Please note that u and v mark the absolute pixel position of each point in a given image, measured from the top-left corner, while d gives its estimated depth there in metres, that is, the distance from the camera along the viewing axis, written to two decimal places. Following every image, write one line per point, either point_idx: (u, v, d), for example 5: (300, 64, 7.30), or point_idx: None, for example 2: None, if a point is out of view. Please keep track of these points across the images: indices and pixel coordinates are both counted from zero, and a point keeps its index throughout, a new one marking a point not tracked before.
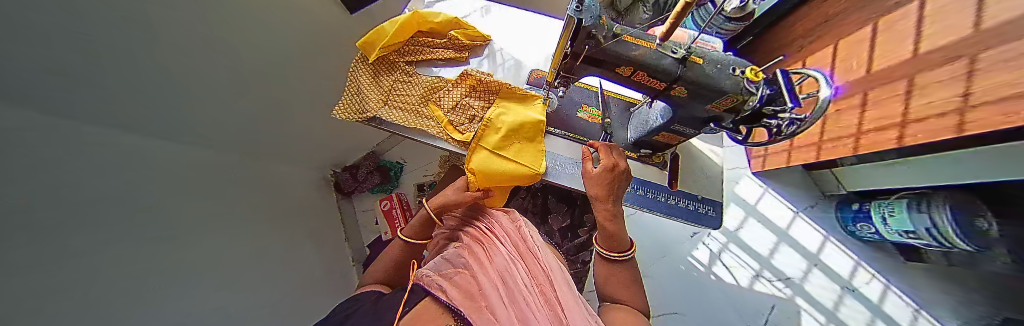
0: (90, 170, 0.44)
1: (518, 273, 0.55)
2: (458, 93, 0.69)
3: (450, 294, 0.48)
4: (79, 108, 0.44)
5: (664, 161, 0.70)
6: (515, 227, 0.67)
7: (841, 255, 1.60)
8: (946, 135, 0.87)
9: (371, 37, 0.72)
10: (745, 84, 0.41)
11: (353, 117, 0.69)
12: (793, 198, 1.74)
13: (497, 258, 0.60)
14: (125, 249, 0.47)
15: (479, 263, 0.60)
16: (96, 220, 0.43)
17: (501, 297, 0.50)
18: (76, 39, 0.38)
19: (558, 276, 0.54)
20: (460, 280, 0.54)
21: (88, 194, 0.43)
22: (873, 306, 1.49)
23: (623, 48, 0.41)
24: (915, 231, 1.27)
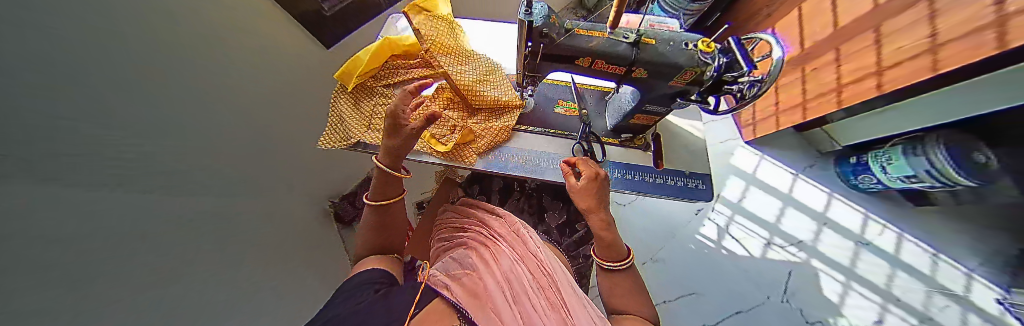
0: (134, 214, 0.48)
1: (523, 272, 0.54)
2: (435, 107, 0.69)
3: (455, 292, 0.48)
4: (76, 107, 0.37)
5: (646, 143, 0.71)
6: (512, 231, 0.67)
7: (849, 211, 1.59)
8: (923, 76, 0.89)
9: (348, 67, 0.74)
10: (699, 56, 0.43)
11: (337, 145, 0.70)
12: (790, 161, 1.74)
13: (501, 259, 0.59)
14: (156, 287, 0.50)
15: (484, 265, 0.59)
16: (128, 260, 0.46)
17: (505, 296, 0.50)
18: (49, 36, 0.32)
19: (559, 273, 0.54)
20: (466, 281, 0.54)
21: (124, 237, 0.46)
22: (889, 257, 1.47)
23: (575, 42, 0.43)
24: (916, 174, 1.27)
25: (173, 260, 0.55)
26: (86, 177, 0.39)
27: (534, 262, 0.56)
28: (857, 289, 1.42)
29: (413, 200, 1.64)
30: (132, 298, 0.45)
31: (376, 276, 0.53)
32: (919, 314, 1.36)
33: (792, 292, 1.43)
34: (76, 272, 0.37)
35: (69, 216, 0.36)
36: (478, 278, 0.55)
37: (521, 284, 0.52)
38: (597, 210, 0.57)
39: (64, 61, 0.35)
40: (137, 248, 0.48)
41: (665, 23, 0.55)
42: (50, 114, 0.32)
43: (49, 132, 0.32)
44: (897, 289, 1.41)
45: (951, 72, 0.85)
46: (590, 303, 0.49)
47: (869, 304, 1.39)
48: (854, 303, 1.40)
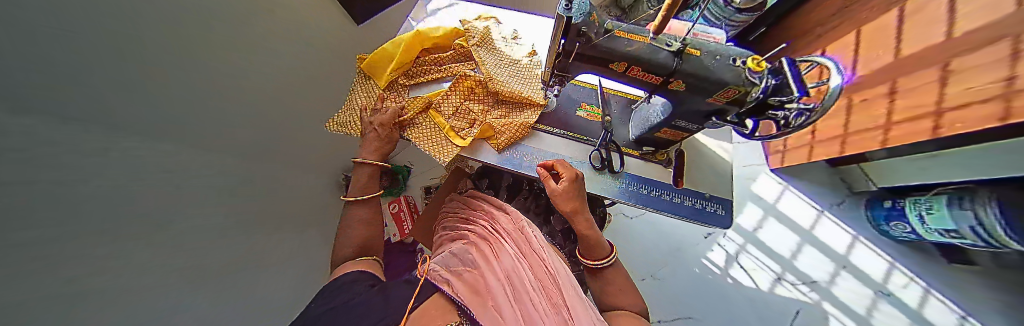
0: (138, 166, 0.49)
1: (525, 272, 0.53)
2: (457, 98, 0.68)
3: (456, 289, 0.48)
4: (78, 110, 0.38)
5: (668, 159, 0.68)
6: (517, 227, 0.66)
7: (873, 257, 1.49)
8: (990, 123, 0.79)
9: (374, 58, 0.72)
10: (747, 74, 0.40)
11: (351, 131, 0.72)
12: (816, 196, 1.63)
13: (503, 256, 0.59)
14: (132, 239, 0.50)
15: (485, 261, 0.59)
16: (119, 209, 0.47)
17: (507, 296, 0.48)
18: (56, 36, 0.33)
19: (562, 273, 0.53)
20: (467, 278, 0.53)
21: (120, 186, 0.47)
22: (911, 312, 1.37)
23: (615, 44, 0.41)
24: (958, 229, 1.16)
25: (159, 216, 0.56)
26: (83, 128, 0.39)
27: (538, 262, 0.56)
28: None
29: (421, 183, 1.67)
30: (108, 248, 0.45)
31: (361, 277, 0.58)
32: None
33: None
34: (63, 216, 0.37)
35: (70, 161, 0.37)
36: (479, 275, 0.54)
37: (524, 283, 0.50)
38: (581, 211, 0.60)
39: (74, 12, 0.35)
40: (128, 199, 0.49)
41: (711, 35, 0.52)
42: (48, 114, 0.33)
43: (49, 135, 0.33)
44: None
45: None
46: (592, 303, 0.48)
47: None
48: None
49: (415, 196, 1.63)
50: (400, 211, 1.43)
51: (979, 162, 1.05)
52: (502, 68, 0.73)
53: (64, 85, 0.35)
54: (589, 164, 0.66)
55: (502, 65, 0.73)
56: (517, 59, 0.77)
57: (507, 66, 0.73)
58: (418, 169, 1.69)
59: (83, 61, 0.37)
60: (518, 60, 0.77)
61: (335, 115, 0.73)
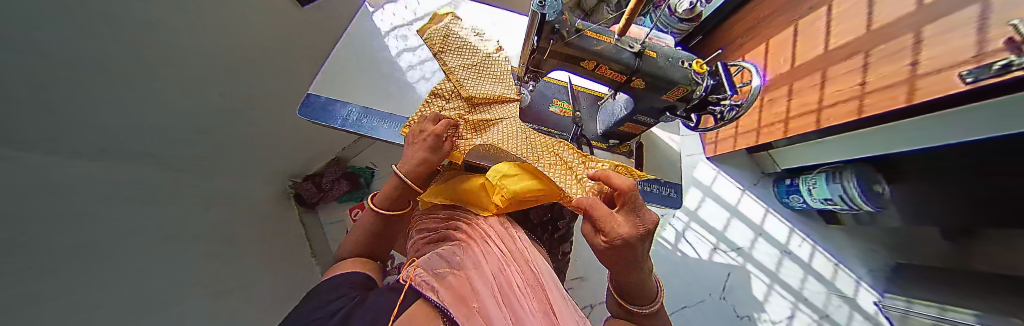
0: (27, 153, 0.40)
1: (515, 275, 0.49)
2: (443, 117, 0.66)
3: (440, 294, 0.42)
4: None
5: (630, 150, 0.75)
6: (506, 230, 0.61)
7: (780, 224, 1.87)
8: (851, 118, 1.06)
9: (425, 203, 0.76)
10: (694, 75, 0.46)
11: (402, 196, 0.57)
12: (739, 178, 1.98)
13: (489, 260, 0.54)
14: (62, 237, 0.43)
15: (473, 264, 0.54)
16: (32, 207, 0.39)
17: (494, 296, 0.44)
18: None
19: (547, 276, 0.49)
20: (449, 280, 0.48)
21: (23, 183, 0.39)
22: (803, 263, 1.77)
23: (585, 43, 0.43)
24: (832, 198, 1.52)
25: (74, 212, 0.47)
26: None
27: (523, 266, 0.51)
28: (778, 290, 1.68)
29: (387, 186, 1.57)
30: (47, 244, 0.40)
31: (352, 282, 0.49)
32: (819, 311, 1.65)
33: (730, 289, 1.65)
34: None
35: None
36: (465, 280, 0.49)
37: (511, 286, 0.46)
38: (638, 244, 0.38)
39: None
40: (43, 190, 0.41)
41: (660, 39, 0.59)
42: None
43: None
44: (807, 290, 1.70)
45: (869, 117, 1.03)
46: (576, 305, 0.47)
47: (785, 304, 1.66)
48: (774, 301, 1.66)
49: None
50: None
51: (848, 145, 1.36)
52: (469, 68, 0.70)
53: None
54: None
55: (467, 66, 0.70)
56: (484, 53, 0.73)
57: (475, 65, 0.71)
58: (381, 170, 1.58)
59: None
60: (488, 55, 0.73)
61: (301, 110, 0.64)
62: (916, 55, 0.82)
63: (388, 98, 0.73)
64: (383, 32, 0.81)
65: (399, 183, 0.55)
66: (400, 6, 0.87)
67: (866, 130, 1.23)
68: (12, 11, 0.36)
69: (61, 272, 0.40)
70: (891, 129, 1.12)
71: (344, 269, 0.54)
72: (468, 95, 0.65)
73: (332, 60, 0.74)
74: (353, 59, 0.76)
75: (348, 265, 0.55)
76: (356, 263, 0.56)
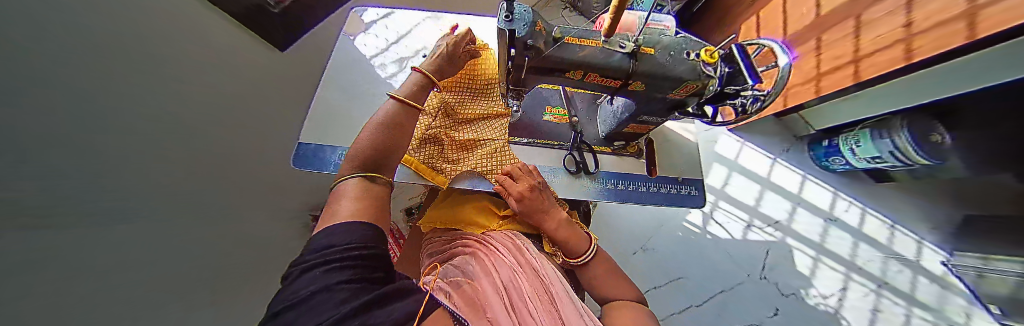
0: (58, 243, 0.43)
1: (523, 282, 0.44)
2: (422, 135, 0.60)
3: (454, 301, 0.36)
4: None
5: (639, 150, 0.69)
6: (511, 239, 0.57)
7: (821, 190, 1.69)
8: (898, 64, 0.90)
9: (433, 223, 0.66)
10: (702, 67, 0.39)
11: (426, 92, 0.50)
12: (768, 147, 1.81)
13: (500, 267, 0.48)
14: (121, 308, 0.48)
15: (485, 269, 0.48)
16: (79, 292, 0.43)
17: (506, 306, 0.39)
18: None
19: (553, 275, 0.46)
20: (463, 289, 0.42)
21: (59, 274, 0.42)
22: (853, 230, 1.59)
23: (566, 51, 0.37)
24: (881, 156, 1.34)
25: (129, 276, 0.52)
26: None
27: (532, 273, 0.46)
28: (827, 262, 1.51)
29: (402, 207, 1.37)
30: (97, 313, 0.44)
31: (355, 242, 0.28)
32: (878, 280, 1.46)
33: (770, 267, 1.51)
34: (23, 290, 0.35)
35: None
36: (479, 290, 0.43)
37: (521, 297, 0.41)
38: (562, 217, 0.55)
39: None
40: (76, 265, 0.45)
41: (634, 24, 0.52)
42: None
43: None
44: (861, 258, 1.52)
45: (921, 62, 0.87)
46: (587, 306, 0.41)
47: (836, 276, 1.49)
48: (824, 275, 1.49)
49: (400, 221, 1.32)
50: None
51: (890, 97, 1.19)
52: None
53: None
54: (565, 169, 0.63)
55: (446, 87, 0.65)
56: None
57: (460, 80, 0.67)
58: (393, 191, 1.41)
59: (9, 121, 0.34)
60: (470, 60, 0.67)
61: (294, 162, 0.64)
62: None
63: None
64: (365, 61, 0.84)
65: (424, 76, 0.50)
66: (375, 32, 0.88)
67: (899, 79, 1.08)
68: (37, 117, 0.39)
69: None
70: (931, 76, 0.98)
71: (339, 213, 0.32)
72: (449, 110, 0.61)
73: (318, 100, 0.74)
74: (339, 93, 0.76)
75: (348, 200, 0.34)
76: (358, 191, 0.35)
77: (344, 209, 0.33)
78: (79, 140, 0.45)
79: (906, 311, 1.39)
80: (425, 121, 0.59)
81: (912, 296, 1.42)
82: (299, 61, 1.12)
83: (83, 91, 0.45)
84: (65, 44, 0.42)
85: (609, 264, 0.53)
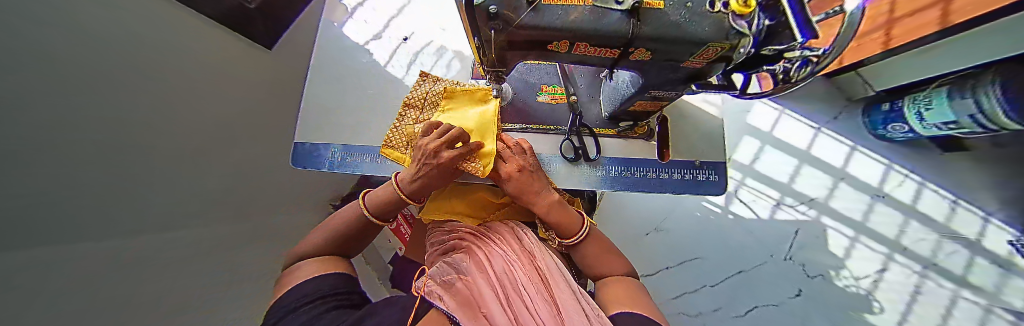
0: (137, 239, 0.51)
1: (520, 274, 0.41)
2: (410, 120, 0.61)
3: (451, 301, 0.34)
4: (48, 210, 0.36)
5: (649, 131, 0.61)
6: (510, 228, 0.53)
7: (872, 163, 1.48)
8: (1005, 2, 0.76)
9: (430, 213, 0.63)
10: (733, 20, 0.30)
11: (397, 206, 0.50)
12: (812, 116, 1.58)
13: (493, 259, 0.45)
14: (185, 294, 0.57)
15: (478, 263, 0.45)
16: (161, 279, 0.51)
17: (503, 299, 0.36)
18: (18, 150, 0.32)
19: (555, 267, 0.43)
20: (457, 287, 0.39)
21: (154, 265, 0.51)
22: (906, 207, 1.40)
23: (545, 17, 0.29)
24: (957, 120, 1.08)
25: (191, 263, 0.60)
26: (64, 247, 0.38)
27: (528, 264, 0.43)
28: (865, 242, 1.38)
29: None
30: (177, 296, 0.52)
31: (332, 285, 0.35)
32: (924, 261, 1.31)
33: (798, 247, 1.40)
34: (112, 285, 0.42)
35: (81, 273, 0.38)
36: (473, 283, 0.40)
37: (518, 287, 0.38)
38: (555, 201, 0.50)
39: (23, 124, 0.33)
40: (160, 257, 0.53)
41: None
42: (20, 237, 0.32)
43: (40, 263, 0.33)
44: (908, 238, 1.36)
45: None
46: (587, 294, 0.38)
47: (874, 257, 1.35)
48: (859, 255, 1.36)
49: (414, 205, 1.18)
50: (399, 226, 1.16)
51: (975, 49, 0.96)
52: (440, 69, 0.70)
53: (47, 186, 0.36)
54: (563, 157, 0.58)
55: (421, 113, 0.61)
56: (434, 88, 0.61)
57: (434, 109, 0.60)
58: None
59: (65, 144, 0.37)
60: (445, 90, 0.59)
61: (294, 163, 0.65)
62: None
63: (371, 120, 0.70)
64: (360, 47, 0.81)
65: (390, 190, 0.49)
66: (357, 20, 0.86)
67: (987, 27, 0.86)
68: (91, 132, 0.43)
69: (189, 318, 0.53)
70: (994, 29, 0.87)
71: (301, 276, 0.38)
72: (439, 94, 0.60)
73: (307, 92, 0.72)
74: (330, 83, 0.74)
75: (311, 265, 0.41)
76: (320, 260, 0.42)
77: (306, 273, 0.39)
78: (131, 152, 0.50)
79: (953, 293, 1.25)
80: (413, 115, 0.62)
81: (964, 279, 1.27)
82: None
83: (119, 107, 0.48)
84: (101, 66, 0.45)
85: (603, 242, 0.51)
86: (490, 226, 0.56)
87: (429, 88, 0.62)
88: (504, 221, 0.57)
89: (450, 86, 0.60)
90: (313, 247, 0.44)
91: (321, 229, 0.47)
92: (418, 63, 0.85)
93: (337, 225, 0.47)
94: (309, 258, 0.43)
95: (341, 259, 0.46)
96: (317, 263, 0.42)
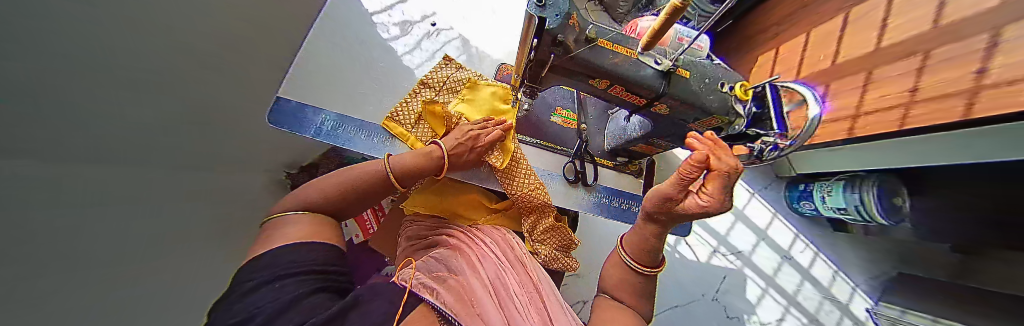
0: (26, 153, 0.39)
1: (511, 280, 0.42)
2: (428, 95, 0.62)
3: (443, 298, 0.33)
4: None
5: (639, 170, 0.68)
6: (502, 237, 0.54)
7: (785, 230, 1.81)
8: (890, 128, 0.86)
9: (419, 207, 0.61)
10: (733, 102, 0.37)
11: (421, 174, 0.49)
12: (751, 181, 1.89)
13: (485, 262, 0.45)
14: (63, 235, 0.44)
15: (469, 264, 0.45)
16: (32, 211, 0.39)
17: (494, 301, 0.37)
18: None
19: (542, 280, 0.45)
20: (448, 282, 0.39)
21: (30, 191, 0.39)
22: (803, 270, 1.72)
23: (597, 56, 0.33)
24: (845, 208, 1.32)
25: (73, 207, 0.47)
26: None
27: (519, 273, 0.45)
28: (772, 294, 1.65)
29: None
30: (55, 241, 0.43)
31: (315, 257, 0.31)
32: (810, 316, 1.62)
33: (723, 291, 1.62)
34: None
35: None
36: (464, 283, 0.40)
37: (511, 293, 0.39)
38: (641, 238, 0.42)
39: None
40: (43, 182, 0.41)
41: (639, 24, 0.45)
42: None
43: None
44: (803, 295, 1.66)
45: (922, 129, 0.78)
46: (572, 313, 0.39)
47: (777, 307, 1.62)
48: (767, 304, 1.63)
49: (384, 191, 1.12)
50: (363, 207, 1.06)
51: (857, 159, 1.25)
52: None
53: None
54: (563, 177, 0.62)
55: (436, 94, 0.63)
56: (455, 75, 0.63)
57: (452, 94, 0.62)
58: None
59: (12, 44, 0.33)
60: (468, 79, 0.62)
61: (270, 117, 0.57)
62: (955, 76, 0.70)
63: (368, 91, 0.68)
64: (366, 12, 0.81)
65: (418, 160, 0.48)
66: None
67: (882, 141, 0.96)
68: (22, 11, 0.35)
69: (65, 268, 0.43)
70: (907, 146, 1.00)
71: (288, 236, 0.32)
72: (460, 81, 0.63)
73: (306, 44, 0.66)
74: (334, 43, 0.69)
75: (299, 223, 0.35)
76: (312, 219, 0.37)
77: (297, 233, 0.33)
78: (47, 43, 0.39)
79: None
80: (426, 93, 0.63)
81: None
82: None
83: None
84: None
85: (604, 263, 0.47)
86: (482, 229, 0.56)
87: (450, 72, 0.64)
88: (497, 227, 0.58)
89: (473, 77, 0.63)
90: (317, 196, 0.40)
91: (311, 186, 0.42)
92: (423, 48, 0.85)
93: (334, 185, 0.42)
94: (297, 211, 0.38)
95: (330, 220, 0.40)
96: (308, 224, 0.36)
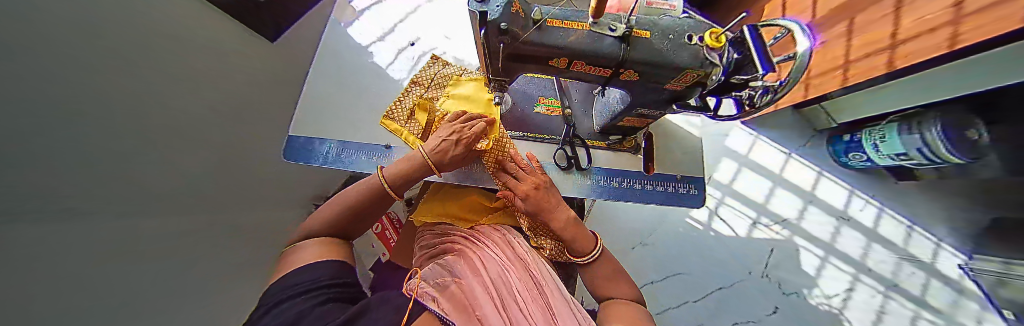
0: (58, 215, 0.44)
1: (514, 278, 0.43)
2: (416, 94, 0.67)
3: (443, 304, 0.34)
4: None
5: (636, 145, 0.66)
6: (502, 235, 0.54)
7: (835, 187, 1.60)
8: (938, 52, 0.74)
9: (425, 215, 0.63)
10: (705, 52, 0.36)
11: (411, 175, 0.50)
12: (783, 141, 1.72)
13: (486, 263, 0.46)
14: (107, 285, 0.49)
15: (471, 267, 0.46)
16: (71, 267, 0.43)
17: (495, 302, 0.38)
18: None
19: (545, 275, 0.45)
20: (451, 289, 0.40)
21: (66, 251, 0.43)
22: (868, 230, 1.51)
23: (549, 37, 0.34)
24: (907, 153, 1.15)
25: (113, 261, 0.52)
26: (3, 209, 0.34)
27: (521, 269, 0.45)
28: (833, 262, 1.46)
29: None
30: (105, 287, 0.48)
31: (325, 275, 0.33)
32: (887, 282, 1.41)
33: (773, 266, 1.47)
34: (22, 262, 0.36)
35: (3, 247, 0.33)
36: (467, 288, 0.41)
37: (511, 292, 0.40)
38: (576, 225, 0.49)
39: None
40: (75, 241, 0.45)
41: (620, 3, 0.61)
42: None
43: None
44: (872, 259, 1.45)
45: (988, 42, 0.66)
46: (579, 306, 0.41)
47: (843, 276, 1.43)
48: (829, 275, 1.44)
49: (399, 210, 1.17)
50: (385, 230, 1.11)
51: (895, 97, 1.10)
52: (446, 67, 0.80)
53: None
54: (555, 165, 0.61)
55: (425, 90, 0.68)
56: (443, 71, 0.70)
57: (440, 89, 0.68)
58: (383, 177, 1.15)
59: (44, 133, 0.40)
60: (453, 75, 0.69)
61: (286, 155, 0.63)
62: None
63: (368, 114, 0.72)
64: (363, 47, 0.84)
65: (408, 165, 0.51)
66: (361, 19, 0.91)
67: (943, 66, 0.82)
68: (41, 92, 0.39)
69: (113, 313, 0.47)
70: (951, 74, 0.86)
71: (301, 262, 0.37)
72: (446, 80, 0.69)
73: (308, 87, 0.73)
74: (333, 80, 0.76)
75: (310, 249, 0.40)
76: (324, 243, 0.42)
77: (309, 258, 0.38)
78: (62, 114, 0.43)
79: (915, 314, 1.33)
80: (417, 91, 0.69)
81: (923, 300, 1.36)
82: (289, 57, 1.14)
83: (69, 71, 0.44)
84: (72, 50, 0.46)
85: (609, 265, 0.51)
86: (483, 230, 0.56)
87: (435, 70, 0.70)
88: (500, 226, 0.58)
89: (458, 73, 0.69)
90: (320, 223, 0.45)
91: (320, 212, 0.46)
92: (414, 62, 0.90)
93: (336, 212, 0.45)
94: (316, 237, 0.44)
95: (339, 241, 0.45)
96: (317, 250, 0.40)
